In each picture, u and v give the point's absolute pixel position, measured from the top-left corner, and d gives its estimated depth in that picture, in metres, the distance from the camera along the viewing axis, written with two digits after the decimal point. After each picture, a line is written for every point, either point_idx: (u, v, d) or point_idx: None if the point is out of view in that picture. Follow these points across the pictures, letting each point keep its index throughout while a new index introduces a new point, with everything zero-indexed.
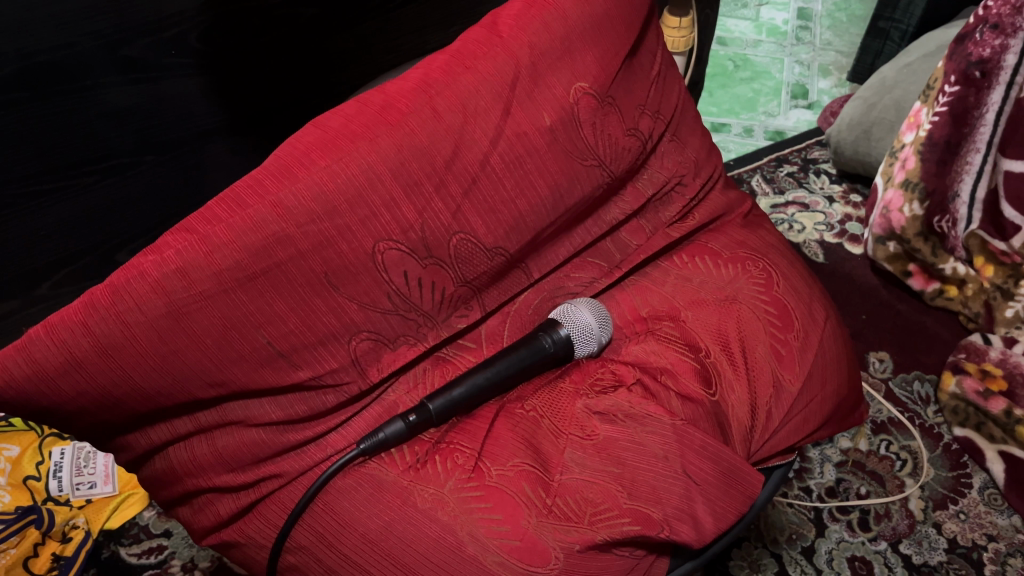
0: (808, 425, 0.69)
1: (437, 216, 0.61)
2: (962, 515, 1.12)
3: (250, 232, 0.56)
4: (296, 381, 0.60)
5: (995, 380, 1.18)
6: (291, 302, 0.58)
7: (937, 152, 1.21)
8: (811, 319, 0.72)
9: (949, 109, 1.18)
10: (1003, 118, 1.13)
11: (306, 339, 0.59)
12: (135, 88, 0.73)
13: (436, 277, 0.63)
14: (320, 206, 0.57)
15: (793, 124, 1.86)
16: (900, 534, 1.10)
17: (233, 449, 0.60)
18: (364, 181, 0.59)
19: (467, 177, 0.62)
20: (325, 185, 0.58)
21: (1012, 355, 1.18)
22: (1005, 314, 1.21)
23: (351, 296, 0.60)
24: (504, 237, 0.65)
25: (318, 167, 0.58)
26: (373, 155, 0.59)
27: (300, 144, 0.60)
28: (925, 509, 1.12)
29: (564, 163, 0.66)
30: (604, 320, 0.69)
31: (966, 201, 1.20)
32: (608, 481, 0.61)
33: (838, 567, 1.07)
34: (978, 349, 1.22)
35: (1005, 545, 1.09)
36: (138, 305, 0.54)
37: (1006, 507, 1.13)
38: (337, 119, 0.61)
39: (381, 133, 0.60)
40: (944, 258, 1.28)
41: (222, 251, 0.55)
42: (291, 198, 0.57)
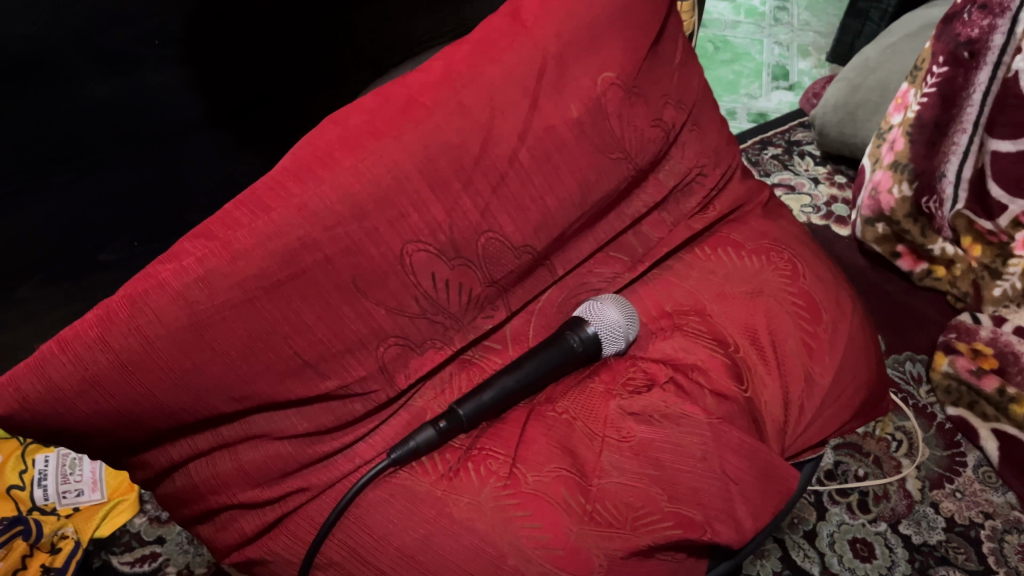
0: (839, 418, 0.68)
1: (466, 215, 0.59)
2: (959, 494, 1.11)
3: (275, 237, 0.53)
4: (324, 391, 0.57)
5: (986, 358, 1.17)
6: (319, 309, 0.55)
7: (926, 133, 1.18)
8: (838, 310, 0.71)
9: (937, 91, 1.15)
10: (989, 100, 1.10)
11: (334, 348, 0.57)
12: (114, 80, 0.68)
13: (464, 278, 0.61)
14: (346, 208, 0.55)
15: (775, 106, 1.85)
16: (899, 514, 1.09)
17: (256, 462, 0.57)
18: (391, 181, 0.56)
19: (496, 174, 0.60)
20: (351, 186, 0.55)
21: (1003, 334, 1.16)
22: (992, 293, 1.18)
23: (380, 301, 0.57)
24: (533, 235, 0.63)
25: (344, 167, 0.56)
26: (401, 153, 0.57)
27: (321, 143, 0.57)
28: (921, 489, 1.11)
29: (592, 156, 0.64)
30: (632, 316, 0.67)
31: (952, 181, 1.18)
32: (647, 483, 0.60)
33: (840, 551, 1.05)
34: (969, 328, 1.20)
35: (1002, 522, 1.08)
36: (159, 317, 0.51)
37: (1001, 485, 1.12)
38: (359, 115, 0.58)
39: (407, 131, 0.57)
40: (932, 239, 1.26)
41: (247, 258, 0.52)
42: (316, 201, 0.54)
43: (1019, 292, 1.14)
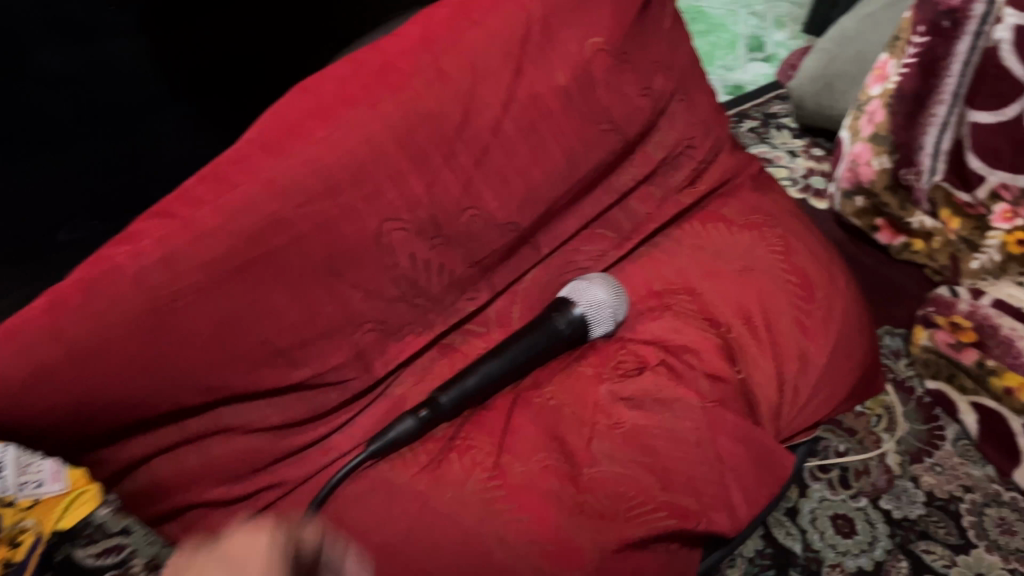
0: (835, 398, 0.66)
1: (448, 190, 0.56)
2: (939, 468, 0.94)
3: (242, 214, 0.49)
4: (297, 380, 0.54)
5: (964, 331, 0.96)
6: (291, 292, 0.51)
7: (907, 103, 1.01)
8: (833, 287, 0.69)
9: (917, 59, 0.99)
10: (970, 70, 0.95)
11: (307, 334, 0.53)
12: (75, 47, 0.62)
13: (444, 258, 0.58)
14: (319, 183, 0.51)
15: (751, 78, 1.83)
16: (879, 489, 0.92)
17: (225, 457, 0.53)
18: (367, 153, 0.52)
19: (478, 146, 0.56)
20: (324, 159, 0.51)
21: (981, 306, 0.96)
22: (970, 267, 1.01)
23: (356, 283, 0.54)
24: (517, 211, 0.59)
25: (315, 137, 0.51)
26: (379, 123, 0.52)
27: (290, 111, 0.53)
28: (902, 463, 0.93)
29: (579, 127, 0.61)
30: (618, 296, 0.64)
31: (931, 152, 1.01)
32: (640, 471, 0.57)
33: (822, 527, 0.88)
34: (947, 301, 1.00)
35: (981, 495, 0.91)
36: (116, 302, 0.46)
37: (980, 458, 0.94)
38: (330, 81, 0.54)
39: (384, 98, 0.53)
40: (911, 213, 1.08)
41: (211, 237, 0.48)
42: (285, 174, 0.50)
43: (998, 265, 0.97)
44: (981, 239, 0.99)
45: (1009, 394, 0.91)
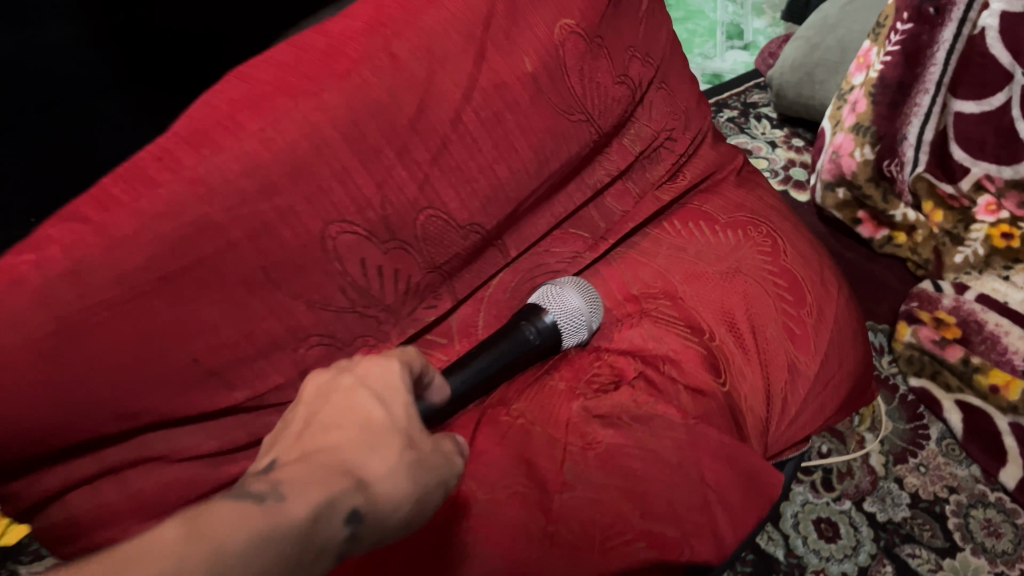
0: (825, 410, 0.61)
1: (402, 188, 0.50)
2: (923, 468, 0.87)
3: (164, 219, 0.43)
4: (232, 403, 0.48)
5: (949, 327, 0.94)
6: (223, 306, 0.46)
7: (891, 93, 0.95)
8: (823, 291, 0.64)
9: (900, 47, 0.93)
10: (955, 59, 0.91)
11: (242, 352, 0.47)
12: (21, 38, 0.55)
13: (400, 263, 0.52)
14: (254, 183, 0.45)
15: (730, 66, 1.78)
16: (863, 491, 0.85)
17: (145, 489, 0.46)
18: (309, 149, 0.46)
19: (436, 140, 0.51)
20: (260, 155, 0.45)
21: (966, 301, 0.95)
22: (953, 260, 0.98)
23: (299, 293, 0.48)
24: (480, 211, 0.54)
25: (249, 130, 0.45)
26: (323, 115, 0.47)
27: (222, 100, 0.47)
28: (886, 463, 0.87)
29: (549, 118, 0.55)
30: (592, 304, 0.58)
31: (913, 143, 0.97)
32: (617, 496, 0.52)
33: (804, 531, 0.81)
34: (930, 296, 0.97)
35: (966, 496, 0.84)
36: (13, 321, 0.40)
37: (964, 457, 0.88)
38: (269, 68, 0.48)
39: (328, 87, 0.47)
40: (895, 205, 1.01)
41: (126, 246, 0.42)
42: (214, 173, 0.44)
43: (982, 258, 0.96)
44: (965, 233, 0.98)
45: (995, 393, 0.88)
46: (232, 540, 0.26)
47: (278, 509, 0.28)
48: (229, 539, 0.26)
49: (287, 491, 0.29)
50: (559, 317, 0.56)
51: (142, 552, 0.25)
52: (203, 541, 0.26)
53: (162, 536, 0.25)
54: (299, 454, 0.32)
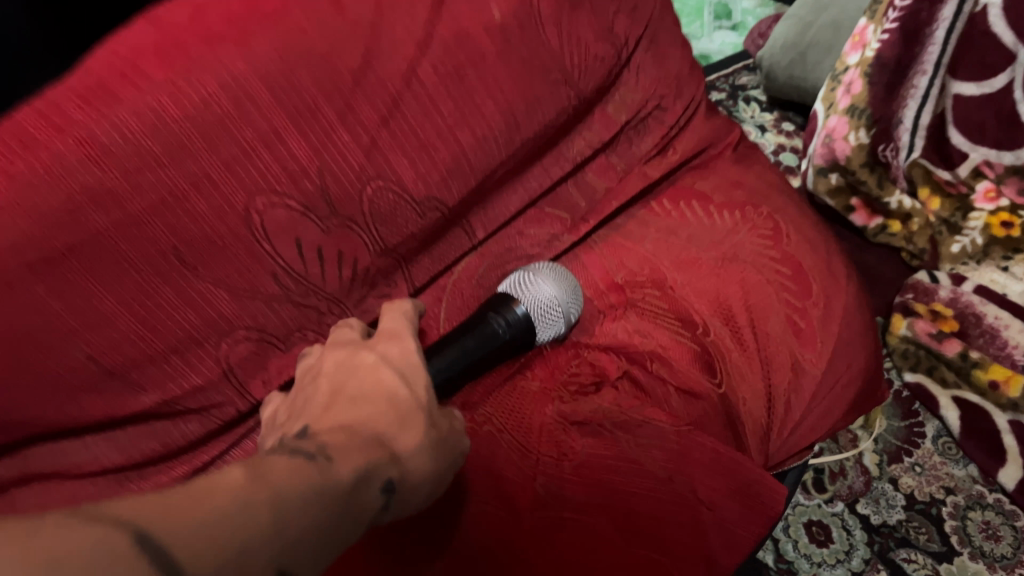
0: (834, 413, 0.54)
1: (345, 155, 0.42)
2: (919, 468, 0.79)
3: (43, 186, 0.35)
4: (140, 409, 0.40)
5: (945, 320, 0.83)
6: (123, 293, 0.38)
7: (887, 75, 0.82)
8: (831, 279, 0.57)
9: (898, 25, 0.79)
10: (955, 38, 0.78)
11: (150, 348, 0.39)
12: None
13: (344, 244, 0.44)
14: (160, 144, 0.37)
15: (717, 47, 1.71)
16: (856, 492, 0.77)
17: (24, 509, 0.38)
18: (229, 105, 0.39)
19: (386, 98, 0.43)
20: (167, 111, 0.37)
21: (964, 293, 0.83)
22: (949, 250, 0.88)
23: (219, 279, 0.40)
24: (440, 184, 0.46)
25: (155, 81, 0.37)
26: (246, 63, 0.39)
27: (122, 43, 0.38)
28: (880, 463, 0.79)
29: (519, 77, 0.48)
30: (570, 288, 0.51)
31: (908, 128, 0.84)
32: (598, 516, 0.45)
33: (795, 535, 0.75)
34: (927, 286, 0.85)
35: (964, 498, 0.77)
36: None
37: (962, 456, 0.79)
38: (182, 9, 0.40)
39: (253, 32, 0.39)
40: (889, 190, 0.89)
41: None
42: (109, 131, 0.36)
43: (981, 249, 0.86)
44: (963, 221, 0.86)
45: (995, 390, 0.77)
46: (298, 490, 0.24)
47: (331, 469, 0.26)
48: (293, 484, 0.24)
49: (334, 453, 0.27)
50: (531, 308, 0.48)
51: (217, 488, 0.22)
52: (272, 486, 0.23)
53: (234, 477, 0.23)
54: (329, 426, 0.30)
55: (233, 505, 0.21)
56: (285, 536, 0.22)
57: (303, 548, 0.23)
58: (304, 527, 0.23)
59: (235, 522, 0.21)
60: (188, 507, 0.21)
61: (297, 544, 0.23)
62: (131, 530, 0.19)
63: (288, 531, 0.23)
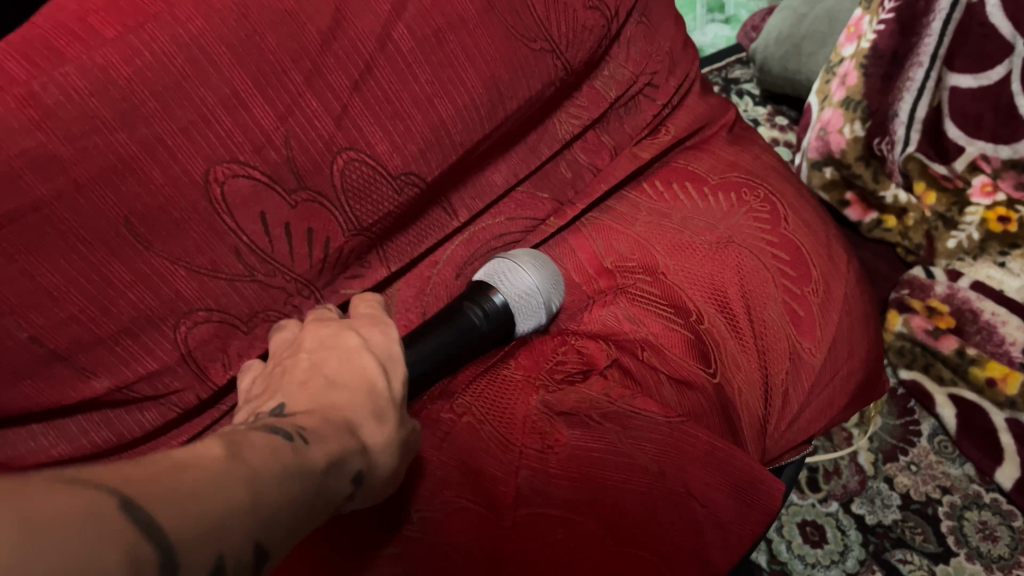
0: (834, 405, 0.51)
1: (314, 123, 0.39)
2: (914, 467, 0.76)
3: None
4: (90, 396, 0.37)
5: (941, 316, 0.80)
6: (68, 269, 0.34)
7: (884, 65, 0.79)
8: (831, 265, 0.54)
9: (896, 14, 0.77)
10: (952, 28, 0.74)
11: (101, 330, 0.36)
12: None
13: (314, 220, 0.41)
14: (109, 107, 0.34)
15: (711, 40, 1.68)
16: (851, 492, 0.75)
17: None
18: (186, 65, 0.36)
19: (358, 62, 0.40)
20: (117, 70, 0.34)
21: (961, 289, 0.80)
22: (945, 246, 0.83)
23: (176, 255, 0.37)
24: (418, 157, 0.44)
25: (103, 38, 0.34)
26: (204, 19, 0.36)
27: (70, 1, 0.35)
28: (874, 462, 0.76)
29: (501, 44, 0.45)
30: (549, 269, 0.47)
31: (905, 121, 0.80)
32: (587, 515, 0.42)
33: (789, 535, 0.72)
34: (923, 283, 0.82)
35: (960, 498, 0.73)
36: None
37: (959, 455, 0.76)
38: None
39: None
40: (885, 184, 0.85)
41: None
42: (51, 90, 0.33)
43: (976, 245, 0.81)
44: (959, 216, 0.81)
45: (991, 387, 0.74)
46: (275, 471, 0.21)
47: (307, 452, 0.23)
48: (269, 467, 0.21)
49: (310, 436, 0.24)
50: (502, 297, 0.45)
51: (192, 462, 0.19)
52: (249, 466, 0.20)
53: (207, 452, 0.20)
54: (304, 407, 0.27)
55: (211, 481, 0.19)
56: (265, 515, 0.20)
57: (272, 535, 0.20)
58: (281, 508, 0.21)
59: (212, 498, 0.19)
60: (163, 485, 0.18)
61: (272, 530, 0.20)
62: (117, 498, 0.17)
63: (263, 514, 0.20)
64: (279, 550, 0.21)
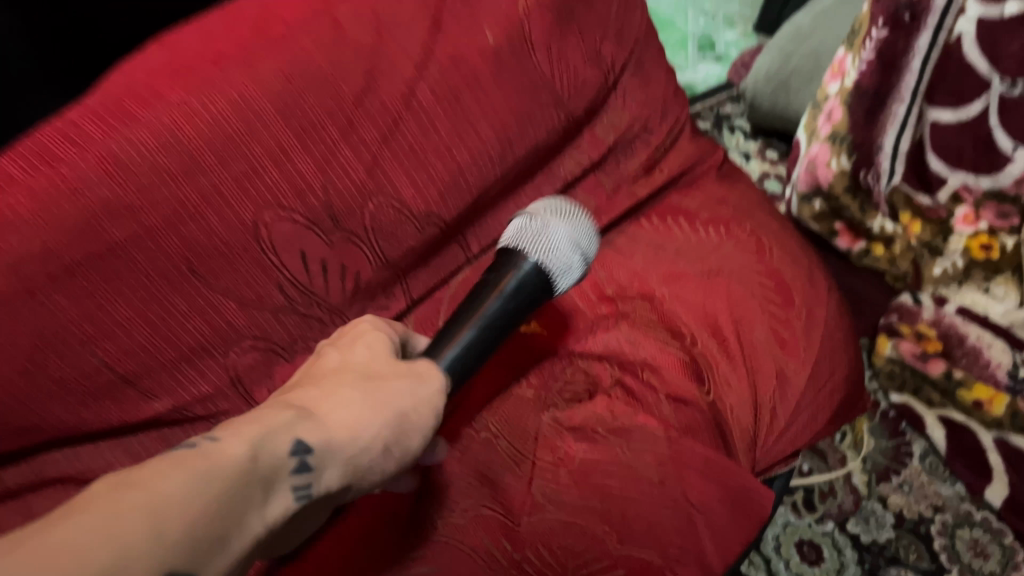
0: (819, 420, 0.56)
1: (348, 172, 0.44)
2: (907, 487, 0.78)
3: (65, 201, 0.37)
4: (152, 415, 0.42)
5: (929, 343, 0.81)
6: (137, 303, 0.39)
7: (866, 101, 0.78)
8: (813, 292, 0.59)
9: (875, 52, 0.75)
10: (931, 65, 0.73)
11: (164, 356, 0.41)
12: None
13: (347, 257, 0.46)
14: (175, 163, 0.39)
15: (702, 78, 1.75)
16: (845, 512, 0.77)
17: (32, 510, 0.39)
18: (240, 125, 0.41)
19: (386, 117, 0.45)
20: (181, 129, 0.39)
21: (946, 315, 0.80)
22: (932, 274, 0.81)
23: (229, 289, 0.42)
24: (438, 200, 0.49)
25: (170, 101, 0.40)
26: (255, 83, 0.41)
27: (138, 69, 0.41)
28: (868, 482, 0.78)
29: (512, 98, 0.50)
30: (577, 216, 0.42)
31: (891, 153, 0.78)
32: (593, 519, 0.46)
33: (787, 555, 0.75)
34: (911, 310, 0.83)
35: (953, 516, 0.75)
36: None
37: (950, 475, 0.78)
38: (195, 37, 0.42)
39: (262, 55, 0.42)
40: (871, 215, 0.84)
41: (22, 232, 0.36)
42: (127, 147, 0.38)
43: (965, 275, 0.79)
44: (945, 244, 0.79)
45: (979, 408, 0.76)
46: (173, 479, 0.23)
47: (219, 449, 0.25)
48: (162, 478, 0.23)
49: (228, 434, 0.26)
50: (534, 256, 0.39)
51: (72, 507, 0.21)
52: (142, 486, 0.22)
53: (90, 492, 0.22)
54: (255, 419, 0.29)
55: (99, 508, 0.21)
56: (160, 518, 0.22)
57: (191, 534, 0.22)
58: (181, 505, 0.22)
59: (90, 528, 0.20)
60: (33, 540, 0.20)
61: (184, 525, 0.22)
62: None
63: (166, 522, 0.22)
64: (197, 538, 0.22)
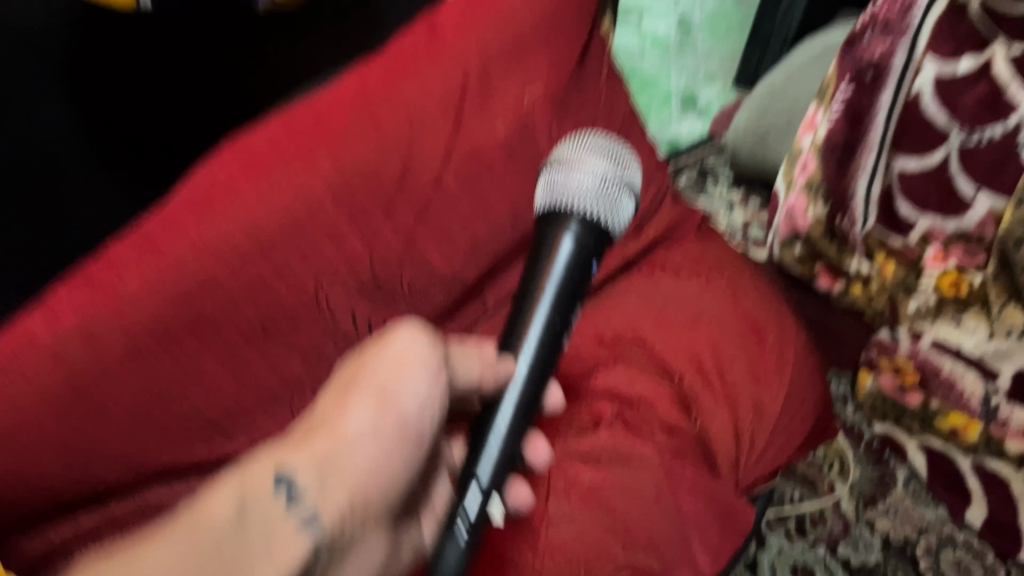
0: (792, 444, 0.65)
1: (388, 246, 0.54)
2: (892, 511, 0.97)
3: (167, 279, 0.47)
4: (230, 453, 0.50)
5: (906, 374, 0.97)
6: (224, 359, 0.49)
7: (838, 153, 0.99)
8: (782, 332, 0.68)
9: (844, 109, 0.97)
10: (893, 122, 0.94)
11: (242, 403, 0.50)
12: None
13: (390, 315, 0.56)
14: (252, 241, 0.50)
15: (686, 132, 1.90)
16: (837, 536, 0.95)
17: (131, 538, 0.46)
18: (304, 208, 0.51)
19: (419, 200, 0.56)
20: (257, 215, 0.50)
21: (920, 348, 0.96)
22: (907, 311, 0.97)
23: (293, 345, 0.52)
24: (461, 265, 0.58)
25: (248, 192, 0.50)
26: (316, 181, 0.52)
27: (218, 164, 0.51)
28: (857, 509, 0.97)
29: (519, 179, 0.60)
30: (609, 145, 0.51)
31: (862, 201, 0.98)
32: (602, 532, 0.55)
33: None
34: (888, 345, 0.99)
35: (935, 537, 0.94)
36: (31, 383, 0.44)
37: (931, 499, 0.97)
38: (263, 138, 0.52)
39: (319, 149, 0.52)
40: (848, 257, 1.03)
41: (135, 304, 0.46)
42: (215, 235, 0.49)
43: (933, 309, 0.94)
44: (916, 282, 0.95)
45: (957, 435, 0.92)
46: (168, 540, 0.34)
47: (210, 505, 0.36)
48: (160, 543, 0.34)
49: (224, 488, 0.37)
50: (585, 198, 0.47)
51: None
52: (146, 554, 0.34)
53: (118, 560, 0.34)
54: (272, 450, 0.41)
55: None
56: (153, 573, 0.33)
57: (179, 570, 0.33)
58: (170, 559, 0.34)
59: None
60: None
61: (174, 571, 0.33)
62: None
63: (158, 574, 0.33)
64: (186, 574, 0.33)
